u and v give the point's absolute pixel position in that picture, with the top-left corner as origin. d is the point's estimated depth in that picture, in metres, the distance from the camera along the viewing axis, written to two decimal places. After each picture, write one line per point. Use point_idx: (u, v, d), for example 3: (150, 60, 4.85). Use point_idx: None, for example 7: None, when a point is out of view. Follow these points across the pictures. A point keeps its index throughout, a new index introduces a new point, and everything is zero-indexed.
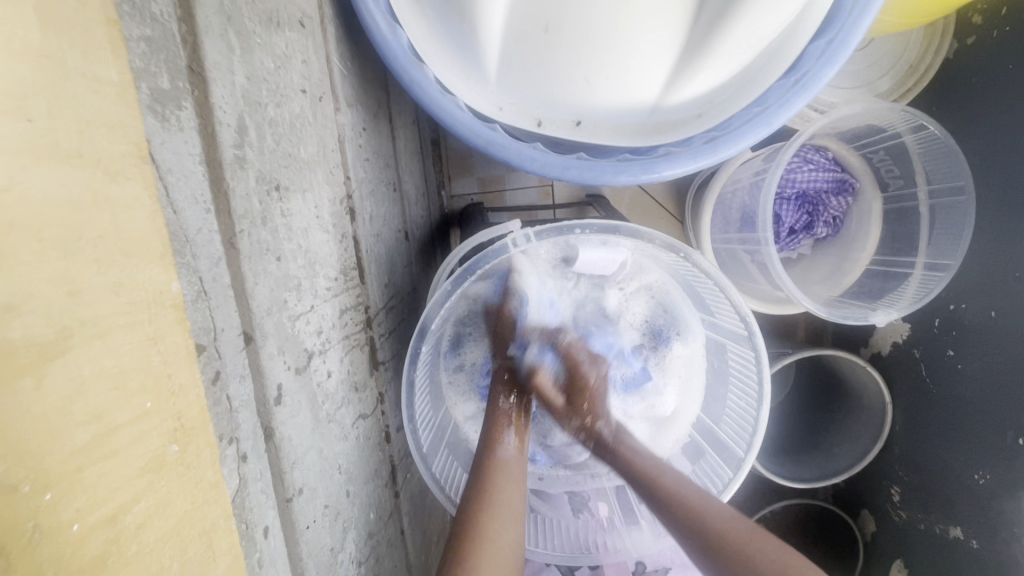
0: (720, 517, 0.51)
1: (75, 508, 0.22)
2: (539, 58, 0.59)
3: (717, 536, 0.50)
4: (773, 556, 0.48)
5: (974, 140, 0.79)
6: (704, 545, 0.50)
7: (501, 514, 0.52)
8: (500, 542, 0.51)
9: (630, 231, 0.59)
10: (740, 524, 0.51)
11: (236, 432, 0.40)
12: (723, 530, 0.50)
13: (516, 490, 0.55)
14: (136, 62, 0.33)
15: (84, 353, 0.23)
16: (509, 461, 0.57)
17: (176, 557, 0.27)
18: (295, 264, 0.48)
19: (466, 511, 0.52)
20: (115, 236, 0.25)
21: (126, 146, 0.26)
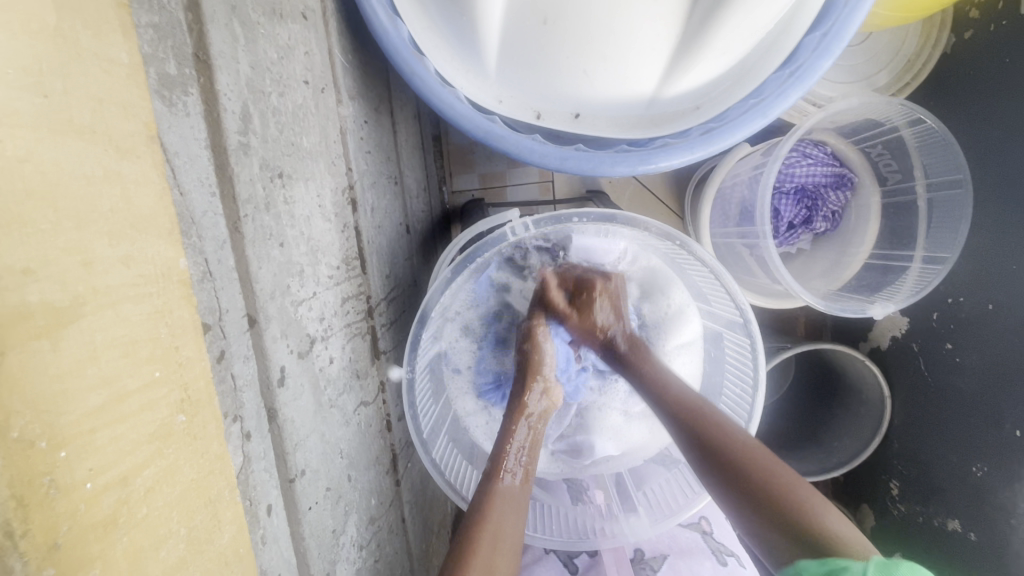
0: (726, 427, 0.54)
1: (89, 468, 0.23)
2: (537, 49, 0.60)
3: (719, 446, 0.53)
4: (769, 468, 0.51)
5: (972, 134, 0.79)
6: (705, 452, 0.53)
7: (502, 545, 0.52)
8: (502, 544, 0.52)
9: (627, 219, 0.61)
10: (744, 437, 0.53)
11: (240, 411, 0.42)
12: (725, 441, 0.53)
13: (514, 518, 0.54)
14: (144, 48, 0.34)
15: (96, 321, 0.24)
16: (512, 495, 0.56)
17: (183, 522, 0.28)
18: (298, 251, 0.48)
19: (467, 523, 0.53)
20: (127, 211, 0.26)
21: (136, 125, 0.27)
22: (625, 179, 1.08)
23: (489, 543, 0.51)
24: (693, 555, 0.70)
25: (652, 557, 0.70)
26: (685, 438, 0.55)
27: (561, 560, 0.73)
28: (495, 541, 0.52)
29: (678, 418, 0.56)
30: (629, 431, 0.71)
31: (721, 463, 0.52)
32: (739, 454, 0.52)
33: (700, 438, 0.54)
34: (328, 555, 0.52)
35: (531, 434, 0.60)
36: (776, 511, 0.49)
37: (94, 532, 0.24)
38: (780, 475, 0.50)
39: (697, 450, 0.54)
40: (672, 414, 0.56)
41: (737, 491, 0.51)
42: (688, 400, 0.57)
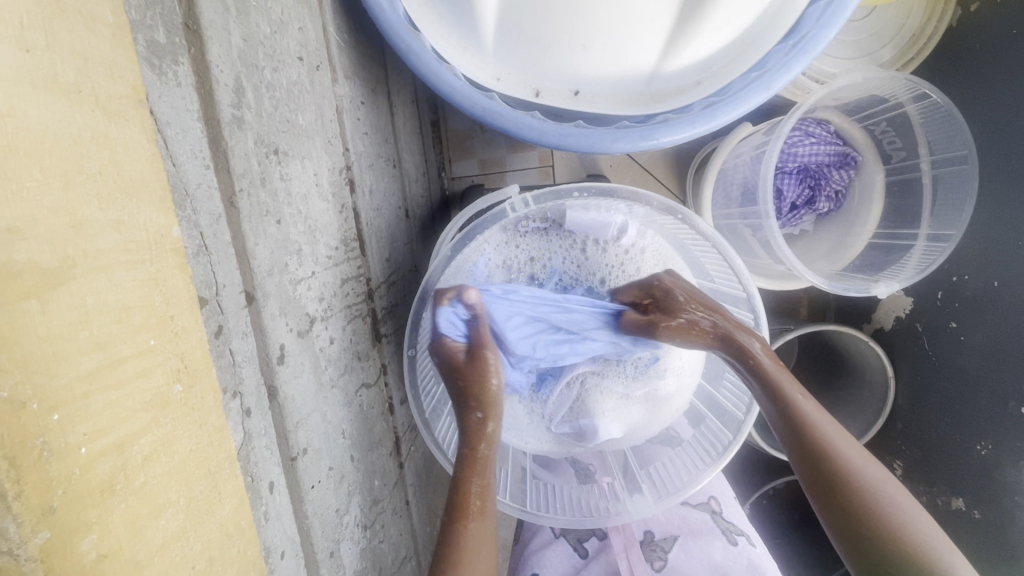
0: (856, 469, 0.50)
1: (84, 432, 0.23)
2: (536, 22, 0.58)
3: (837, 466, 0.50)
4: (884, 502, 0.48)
5: (978, 109, 0.78)
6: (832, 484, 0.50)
7: None
8: None
9: (628, 193, 0.63)
10: (874, 475, 0.50)
11: (240, 387, 0.42)
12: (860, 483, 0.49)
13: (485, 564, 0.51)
14: (131, 14, 0.33)
15: (87, 284, 0.23)
16: (478, 534, 0.52)
17: (183, 492, 0.28)
18: (295, 229, 0.48)
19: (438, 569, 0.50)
20: (115, 173, 0.25)
21: (124, 88, 0.26)
22: (625, 162, 1.06)
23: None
24: (703, 536, 0.69)
25: (662, 538, 0.70)
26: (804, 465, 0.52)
27: (570, 545, 0.73)
28: None
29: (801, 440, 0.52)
30: (629, 411, 0.67)
31: (841, 499, 0.49)
32: (866, 496, 0.49)
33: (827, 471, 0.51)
34: (331, 535, 0.52)
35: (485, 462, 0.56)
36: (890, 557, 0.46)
37: (90, 498, 0.23)
38: (908, 525, 0.47)
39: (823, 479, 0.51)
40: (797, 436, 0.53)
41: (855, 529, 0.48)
42: (819, 429, 0.52)
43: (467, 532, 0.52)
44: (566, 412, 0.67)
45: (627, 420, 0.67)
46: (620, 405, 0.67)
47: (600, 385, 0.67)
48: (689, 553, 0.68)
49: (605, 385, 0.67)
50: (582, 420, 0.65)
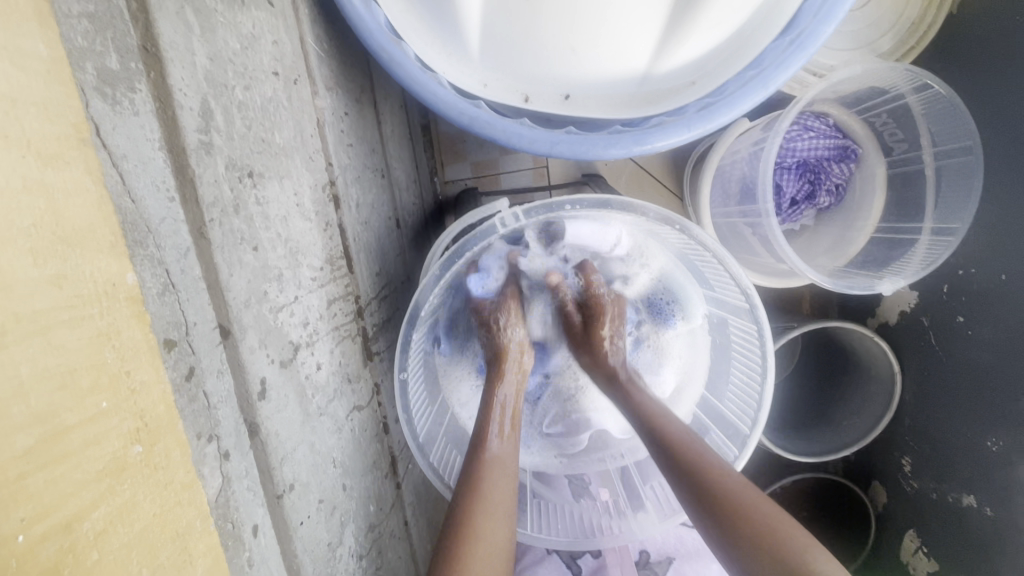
0: (702, 456, 0.53)
1: (21, 517, 0.21)
2: (519, 27, 0.56)
3: (687, 455, 0.53)
4: (729, 484, 0.50)
5: (982, 98, 0.75)
6: (699, 498, 0.51)
7: (496, 510, 0.51)
8: (489, 540, 0.50)
9: (623, 204, 0.58)
10: (716, 461, 0.52)
11: (217, 430, 0.39)
12: (717, 489, 0.50)
13: (507, 481, 0.54)
14: (78, 42, 0.30)
15: (23, 351, 0.22)
16: (501, 456, 0.55)
17: (146, 562, 0.26)
18: (274, 254, 0.46)
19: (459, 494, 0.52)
20: (54, 224, 0.23)
21: (62, 127, 0.24)
22: (622, 161, 1.04)
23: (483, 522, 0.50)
24: (699, 557, 0.68)
25: (657, 561, 0.68)
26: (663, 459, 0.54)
27: (564, 561, 0.70)
28: (490, 499, 0.52)
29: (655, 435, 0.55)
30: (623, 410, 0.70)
31: (697, 486, 0.51)
32: (714, 483, 0.51)
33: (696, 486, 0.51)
34: (323, 569, 0.50)
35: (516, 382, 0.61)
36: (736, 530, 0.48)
37: None
38: (753, 502, 0.49)
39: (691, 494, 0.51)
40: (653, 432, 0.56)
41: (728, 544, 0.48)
42: (666, 421, 0.56)
43: (489, 457, 0.55)
44: (558, 411, 0.70)
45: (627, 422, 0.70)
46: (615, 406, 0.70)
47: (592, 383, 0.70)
48: None
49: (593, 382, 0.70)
50: (574, 415, 0.69)
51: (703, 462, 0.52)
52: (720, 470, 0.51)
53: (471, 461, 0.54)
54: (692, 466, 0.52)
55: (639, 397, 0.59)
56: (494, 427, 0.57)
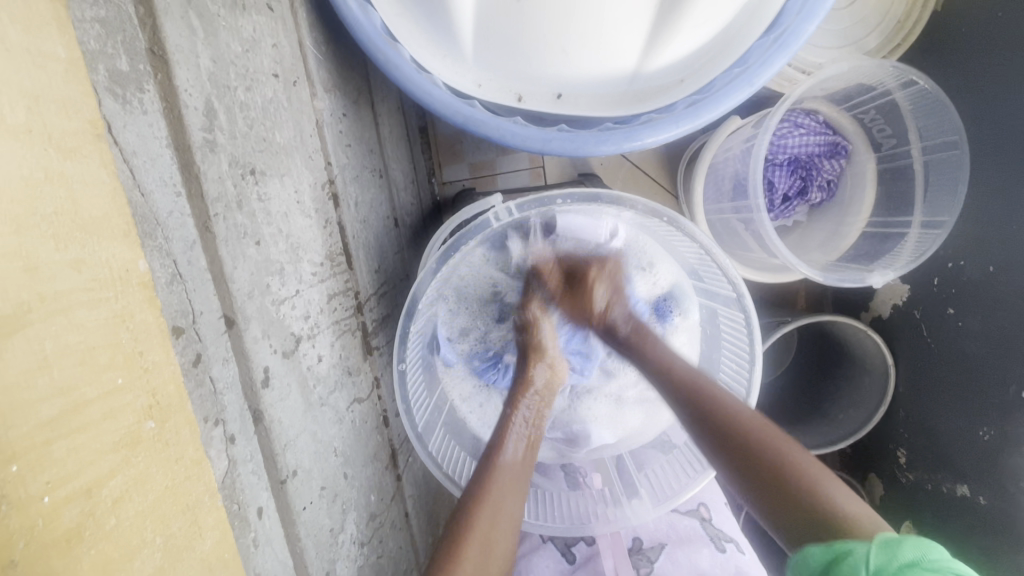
0: (731, 409, 0.55)
1: (45, 481, 0.23)
2: (511, 28, 0.58)
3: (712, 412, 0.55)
4: (757, 436, 0.53)
5: (968, 93, 0.77)
6: (732, 453, 0.53)
7: (504, 494, 0.55)
8: (499, 531, 0.54)
9: (613, 198, 0.61)
10: (744, 415, 0.54)
11: (222, 415, 0.41)
12: (747, 441, 0.52)
13: (516, 489, 0.56)
14: (90, 45, 0.32)
15: (45, 328, 0.23)
16: (513, 466, 0.58)
17: (159, 531, 0.28)
18: (276, 249, 0.47)
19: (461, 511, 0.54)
20: (73, 213, 0.25)
21: (78, 123, 0.26)
22: (617, 161, 1.06)
23: (488, 519, 0.53)
24: (692, 543, 0.69)
25: (650, 547, 0.70)
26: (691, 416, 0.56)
27: (559, 550, 0.72)
28: (494, 510, 0.54)
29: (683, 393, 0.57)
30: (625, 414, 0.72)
31: (727, 438, 0.54)
32: (743, 435, 0.53)
33: (720, 435, 0.54)
34: (325, 554, 0.52)
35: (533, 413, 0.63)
36: (768, 478, 0.50)
37: (56, 547, 0.23)
38: (781, 454, 0.51)
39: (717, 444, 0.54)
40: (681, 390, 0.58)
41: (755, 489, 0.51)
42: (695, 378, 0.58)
43: (502, 462, 0.57)
44: (559, 416, 0.72)
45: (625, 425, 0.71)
46: (616, 412, 0.71)
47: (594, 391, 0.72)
48: (677, 563, 0.67)
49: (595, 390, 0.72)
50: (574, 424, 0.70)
51: (730, 418, 0.54)
52: (749, 424, 0.53)
53: (485, 464, 0.58)
54: (719, 421, 0.54)
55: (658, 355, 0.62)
56: (511, 441, 0.59)
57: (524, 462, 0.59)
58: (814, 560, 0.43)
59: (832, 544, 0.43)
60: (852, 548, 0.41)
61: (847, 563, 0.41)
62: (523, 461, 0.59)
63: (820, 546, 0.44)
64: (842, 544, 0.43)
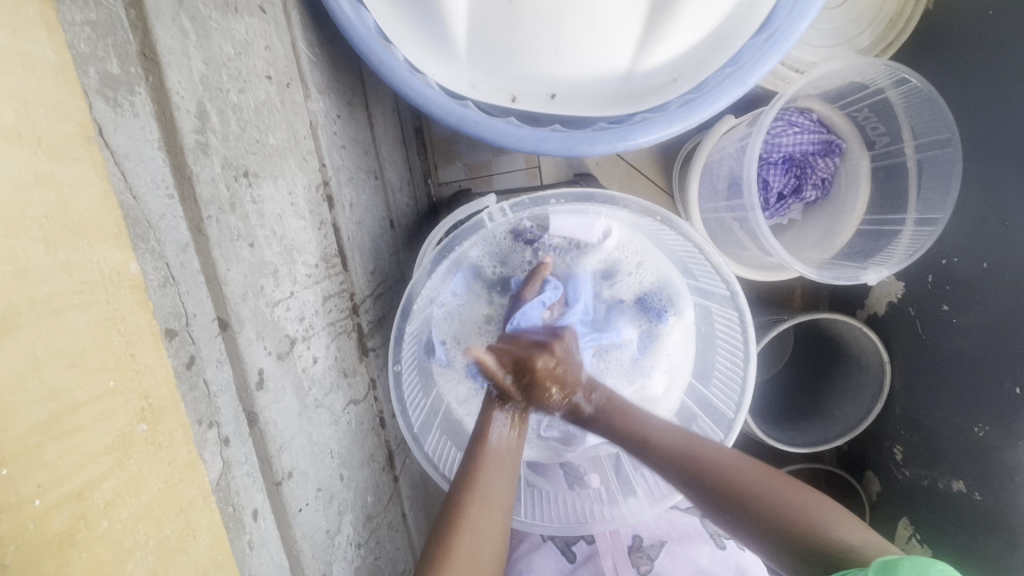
0: (715, 459, 0.56)
1: (37, 484, 0.23)
2: (504, 28, 0.58)
3: (699, 466, 0.55)
4: (745, 480, 0.54)
5: (959, 91, 0.77)
6: (725, 502, 0.54)
7: (488, 502, 0.55)
8: (488, 532, 0.54)
9: (608, 198, 0.63)
10: (728, 461, 0.56)
11: (216, 417, 0.41)
12: (740, 485, 0.54)
13: (504, 475, 0.57)
14: (81, 48, 0.32)
15: (36, 332, 0.23)
16: (504, 447, 0.58)
17: (152, 533, 0.28)
18: (270, 251, 0.47)
19: (455, 491, 0.55)
20: (63, 216, 0.25)
21: (68, 126, 0.26)
22: (612, 160, 1.06)
23: (478, 513, 0.54)
24: (691, 540, 0.69)
25: (649, 544, 0.70)
26: (678, 474, 0.56)
27: (558, 549, 0.72)
28: (484, 503, 0.55)
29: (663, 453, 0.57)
30: None
31: (719, 490, 0.54)
32: (733, 484, 0.54)
33: (714, 491, 0.55)
34: (322, 556, 0.52)
35: (513, 402, 0.61)
36: (766, 520, 0.52)
37: (49, 549, 0.23)
38: (772, 491, 0.53)
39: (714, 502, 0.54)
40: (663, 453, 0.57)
41: (760, 534, 0.52)
42: (674, 438, 0.58)
43: (488, 450, 0.57)
44: (554, 414, 0.70)
45: None
46: None
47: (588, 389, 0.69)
48: (677, 560, 0.68)
49: None
50: (572, 424, 0.69)
51: (718, 468, 0.55)
52: (736, 471, 0.55)
53: (471, 452, 0.58)
54: (707, 473, 0.55)
55: (631, 427, 0.59)
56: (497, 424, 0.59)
57: (515, 438, 0.59)
58: None
59: (837, 573, 0.46)
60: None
61: None
62: (512, 444, 0.59)
63: None
64: (846, 571, 0.45)
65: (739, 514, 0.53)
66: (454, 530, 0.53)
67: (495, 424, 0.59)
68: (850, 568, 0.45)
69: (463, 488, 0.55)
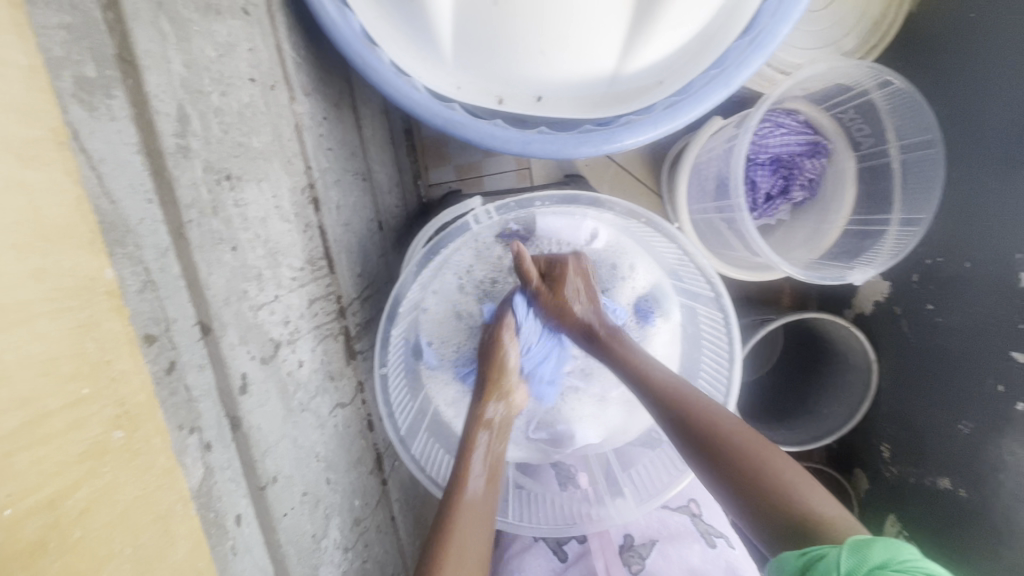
0: (709, 412, 0.54)
1: (7, 493, 0.23)
2: (489, 31, 0.58)
3: (691, 416, 0.54)
4: (735, 436, 0.52)
5: (942, 93, 0.79)
6: (709, 456, 0.52)
7: (466, 549, 0.51)
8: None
9: (592, 200, 0.65)
10: (722, 417, 0.54)
11: (198, 422, 0.41)
12: (727, 442, 0.52)
13: (481, 526, 0.53)
14: (56, 52, 0.32)
15: (7, 339, 0.23)
16: (476, 501, 0.55)
17: (128, 541, 0.28)
18: (254, 254, 0.47)
19: (432, 544, 0.51)
20: (35, 222, 0.25)
21: (40, 131, 0.26)
22: (602, 161, 1.06)
23: (453, 547, 0.50)
24: (682, 539, 0.70)
25: (641, 543, 0.70)
26: (668, 419, 0.55)
27: (550, 548, 0.72)
28: (460, 544, 0.51)
29: (658, 398, 0.56)
30: (608, 413, 0.70)
31: (705, 440, 0.53)
32: (721, 438, 0.52)
33: (700, 442, 0.53)
34: (308, 560, 0.52)
35: (491, 446, 0.59)
36: (747, 480, 0.49)
37: (18, 558, 0.23)
38: (759, 455, 0.50)
39: (698, 454, 0.53)
40: (657, 396, 0.56)
41: (737, 494, 0.50)
42: (672, 384, 0.57)
43: (465, 499, 0.54)
44: (543, 416, 0.71)
45: (608, 424, 0.70)
46: (599, 411, 0.70)
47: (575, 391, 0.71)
48: (667, 558, 0.68)
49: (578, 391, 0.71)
50: (560, 425, 0.69)
51: (708, 421, 0.53)
52: (727, 426, 0.53)
53: (449, 499, 0.54)
54: (696, 422, 0.53)
55: (633, 363, 0.59)
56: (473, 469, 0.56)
57: (490, 493, 0.56)
58: (788, 565, 0.43)
59: (807, 550, 0.43)
60: (826, 554, 0.41)
61: (821, 567, 0.40)
62: (487, 493, 0.56)
63: (795, 553, 0.43)
64: (816, 551, 0.42)
65: (721, 471, 0.51)
66: (428, 557, 0.50)
67: (473, 467, 0.57)
68: (821, 547, 0.42)
69: (440, 526, 0.52)
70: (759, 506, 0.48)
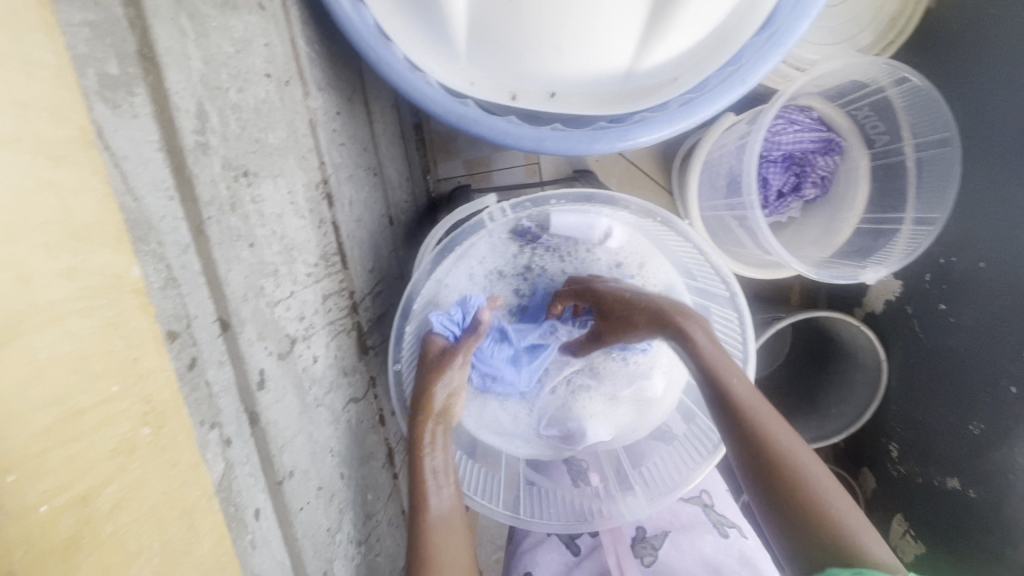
0: (766, 421, 0.53)
1: (42, 490, 0.23)
2: (505, 26, 0.57)
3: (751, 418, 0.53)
4: (791, 450, 0.52)
5: (958, 91, 0.78)
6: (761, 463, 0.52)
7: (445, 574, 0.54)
8: None
9: (607, 199, 0.64)
10: (780, 428, 0.53)
11: (218, 418, 0.41)
12: (785, 453, 0.51)
13: (455, 548, 0.56)
14: (79, 49, 0.32)
15: (39, 338, 0.23)
16: (443, 525, 0.57)
17: (156, 536, 0.28)
18: (270, 251, 0.48)
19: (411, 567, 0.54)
20: (65, 221, 0.25)
21: (69, 130, 0.26)
22: (612, 157, 1.06)
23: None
24: (695, 530, 0.70)
25: (653, 535, 0.71)
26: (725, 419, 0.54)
27: (563, 542, 0.73)
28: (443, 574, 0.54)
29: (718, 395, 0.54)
30: (616, 411, 0.70)
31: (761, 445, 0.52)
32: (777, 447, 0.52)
33: (755, 448, 0.52)
34: (323, 554, 0.52)
35: (442, 469, 0.59)
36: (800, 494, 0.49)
37: (54, 555, 0.24)
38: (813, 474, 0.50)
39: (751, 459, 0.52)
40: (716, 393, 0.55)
41: (785, 506, 0.50)
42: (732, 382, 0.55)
43: (432, 526, 0.56)
44: (554, 413, 0.70)
45: (617, 422, 0.70)
46: (608, 409, 0.70)
47: (586, 390, 0.71)
48: (681, 549, 0.69)
49: (587, 390, 0.71)
50: (571, 423, 0.69)
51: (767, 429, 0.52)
52: (784, 438, 0.52)
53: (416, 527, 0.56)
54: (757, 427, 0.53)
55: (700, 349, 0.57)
56: (432, 498, 0.57)
57: (455, 511, 0.58)
58: None
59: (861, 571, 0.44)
60: None
61: None
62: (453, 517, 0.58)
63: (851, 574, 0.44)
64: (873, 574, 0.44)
65: (772, 480, 0.51)
66: None
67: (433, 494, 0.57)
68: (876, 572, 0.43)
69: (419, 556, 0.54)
70: (809, 524, 0.49)
